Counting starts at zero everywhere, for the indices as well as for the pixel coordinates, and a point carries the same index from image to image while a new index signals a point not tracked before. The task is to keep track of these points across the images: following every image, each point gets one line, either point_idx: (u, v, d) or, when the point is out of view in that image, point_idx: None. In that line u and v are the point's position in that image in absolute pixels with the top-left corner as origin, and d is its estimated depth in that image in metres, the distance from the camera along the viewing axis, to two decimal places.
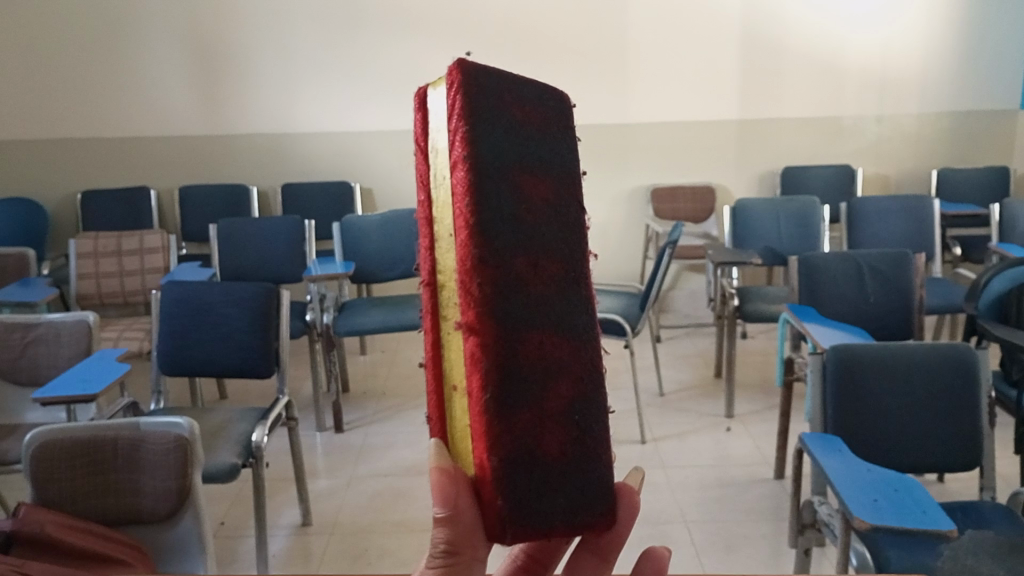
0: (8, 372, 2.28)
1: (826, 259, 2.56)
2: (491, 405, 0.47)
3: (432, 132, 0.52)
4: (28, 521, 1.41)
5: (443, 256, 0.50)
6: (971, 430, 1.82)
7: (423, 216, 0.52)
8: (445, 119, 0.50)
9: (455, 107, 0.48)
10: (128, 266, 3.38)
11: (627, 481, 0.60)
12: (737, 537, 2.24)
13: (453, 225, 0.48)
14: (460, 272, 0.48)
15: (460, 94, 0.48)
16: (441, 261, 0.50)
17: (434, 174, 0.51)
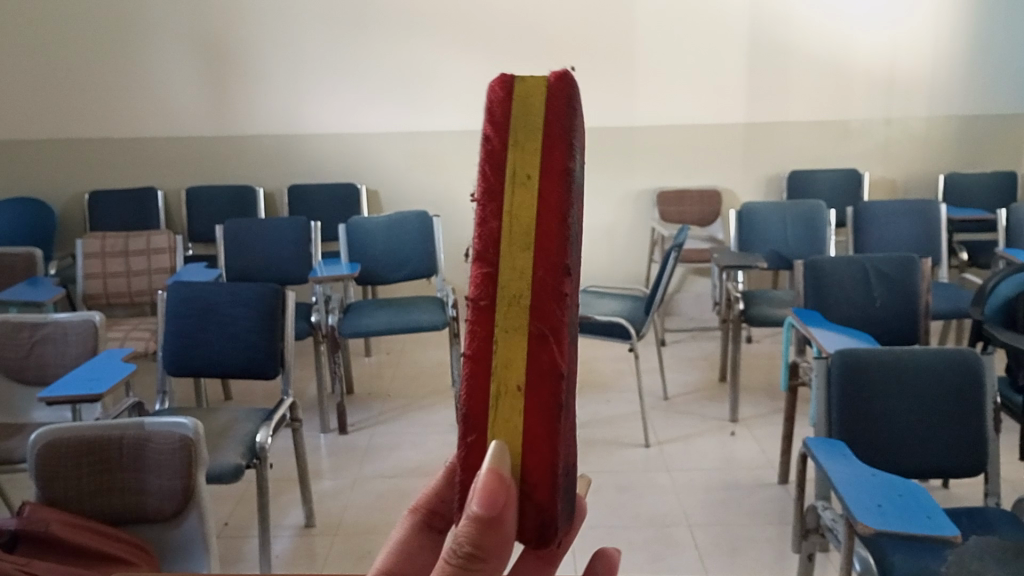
0: (15, 371, 2.29)
1: (832, 263, 2.56)
2: (559, 414, 0.46)
3: (515, 123, 0.48)
4: (32, 520, 1.42)
5: (520, 255, 0.46)
6: (977, 435, 1.82)
7: (491, 206, 0.47)
8: (541, 123, 0.48)
9: (559, 119, 0.48)
10: (134, 266, 3.39)
11: (579, 491, 0.61)
12: (741, 541, 2.24)
13: (543, 229, 0.46)
14: (546, 280, 0.46)
15: (561, 106, 0.48)
16: (517, 258, 0.46)
17: (514, 166, 0.47)
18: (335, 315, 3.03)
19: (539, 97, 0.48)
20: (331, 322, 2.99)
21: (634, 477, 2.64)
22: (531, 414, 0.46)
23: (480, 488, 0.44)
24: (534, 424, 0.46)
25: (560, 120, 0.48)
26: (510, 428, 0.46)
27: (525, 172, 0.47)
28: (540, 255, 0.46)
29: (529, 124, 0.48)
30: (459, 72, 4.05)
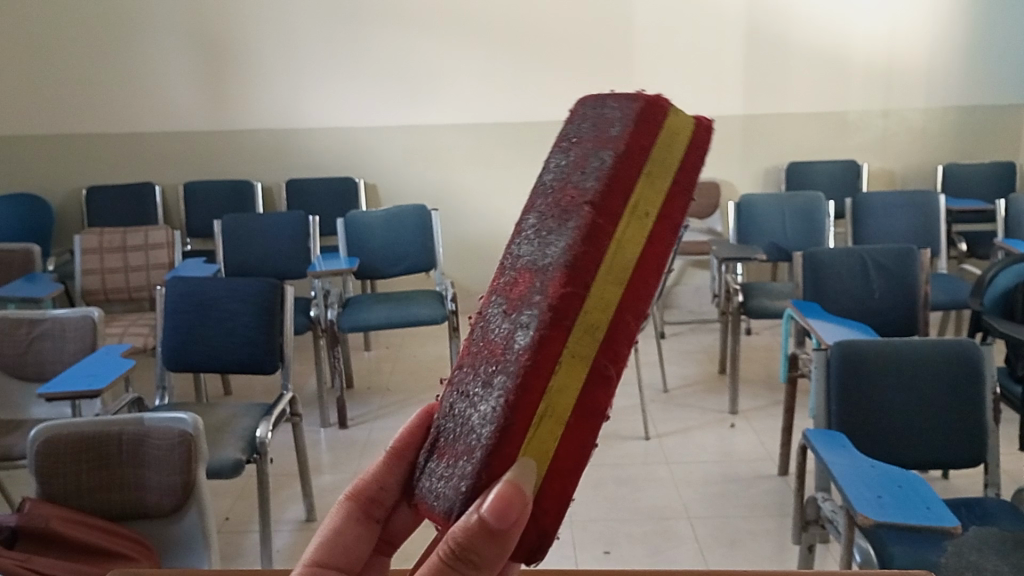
0: (14, 368, 2.29)
1: (830, 255, 2.55)
2: (588, 454, 0.50)
3: (651, 165, 0.52)
4: (32, 516, 1.42)
5: (608, 287, 0.49)
6: (976, 426, 1.82)
7: (602, 231, 0.49)
8: (673, 172, 0.52)
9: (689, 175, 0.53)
10: (132, 262, 3.38)
11: None
12: (741, 533, 2.24)
13: (639, 271, 0.50)
14: (625, 318, 0.49)
15: (697, 165, 0.53)
16: (606, 288, 0.49)
17: (632, 206, 0.51)
18: (334, 309, 3.04)
19: (676, 148, 0.53)
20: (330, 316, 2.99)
21: (634, 470, 2.64)
22: (565, 445, 0.49)
23: (494, 499, 0.47)
24: (564, 453, 0.49)
25: (690, 178, 0.52)
26: (542, 452, 0.48)
27: (645, 210, 0.51)
28: (629, 293, 0.50)
29: (664, 164, 0.52)
30: (457, 66, 4.05)
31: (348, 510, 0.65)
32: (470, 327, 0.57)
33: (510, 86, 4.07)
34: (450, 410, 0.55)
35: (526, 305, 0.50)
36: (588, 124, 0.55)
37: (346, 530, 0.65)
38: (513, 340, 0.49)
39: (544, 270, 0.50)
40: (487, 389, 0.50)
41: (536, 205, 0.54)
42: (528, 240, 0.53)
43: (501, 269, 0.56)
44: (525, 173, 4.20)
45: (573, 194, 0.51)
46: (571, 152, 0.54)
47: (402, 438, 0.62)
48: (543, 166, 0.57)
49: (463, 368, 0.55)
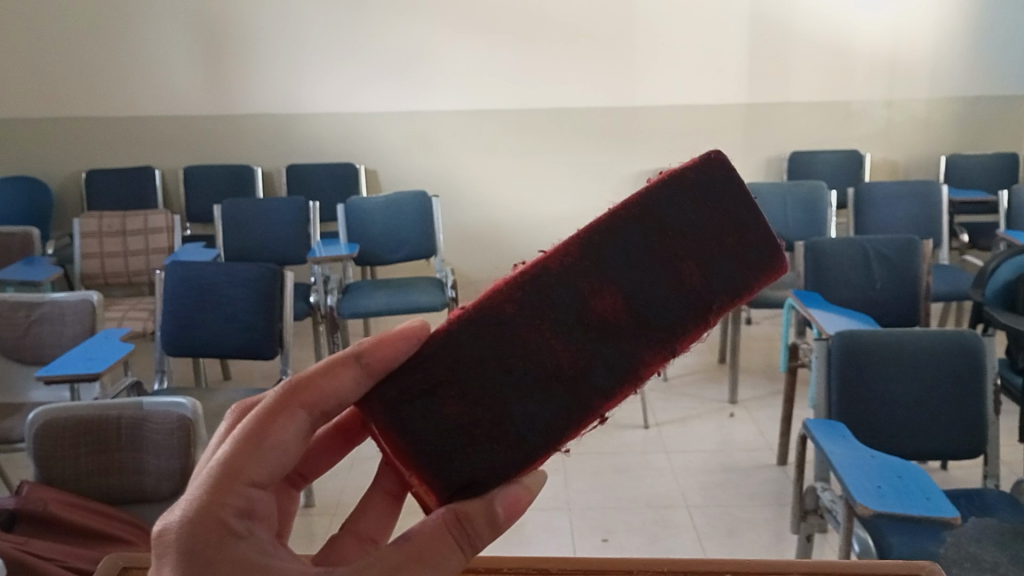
0: (12, 351, 2.28)
1: (832, 245, 2.55)
2: None
3: None
4: (30, 500, 1.43)
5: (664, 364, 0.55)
6: (977, 417, 1.82)
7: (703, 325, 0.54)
8: None
9: None
10: (132, 246, 3.37)
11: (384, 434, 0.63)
12: (740, 522, 2.25)
13: None
14: None
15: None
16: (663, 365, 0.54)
17: None
18: (334, 295, 3.04)
19: None
20: (329, 302, 2.99)
21: (633, 458, 2.64)
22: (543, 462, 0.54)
23: (509, 500, 0.52)
24: None
25: None
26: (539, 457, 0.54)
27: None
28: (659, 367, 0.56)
29: None
30: (458, 52, 4.02)
31: (293, 415, 0.49)
32: (525, 276, 0.51)
33: (510, 74, 4.05)
34: (469, 363, 0.51)
35: (617, 343, 0.52)
36: (734, 206, 0.55)
37: (288, 440, 0.49)
38: (592, 371, 0.52)
39: (651, 327, 0.52)
40: (546, 393, 0.51)
41: (654, 224, 0.53)
42: (640, 268, 0.52)
43: (587, 254, 0.52)
44: (526, 161, 4.19)
45: (699, 273, 0.53)
46: (709, 214, 0.54)
47: (388, 351, 0.50)
48: (672, 185, 0.55)
49: (504, 326, 0.51)
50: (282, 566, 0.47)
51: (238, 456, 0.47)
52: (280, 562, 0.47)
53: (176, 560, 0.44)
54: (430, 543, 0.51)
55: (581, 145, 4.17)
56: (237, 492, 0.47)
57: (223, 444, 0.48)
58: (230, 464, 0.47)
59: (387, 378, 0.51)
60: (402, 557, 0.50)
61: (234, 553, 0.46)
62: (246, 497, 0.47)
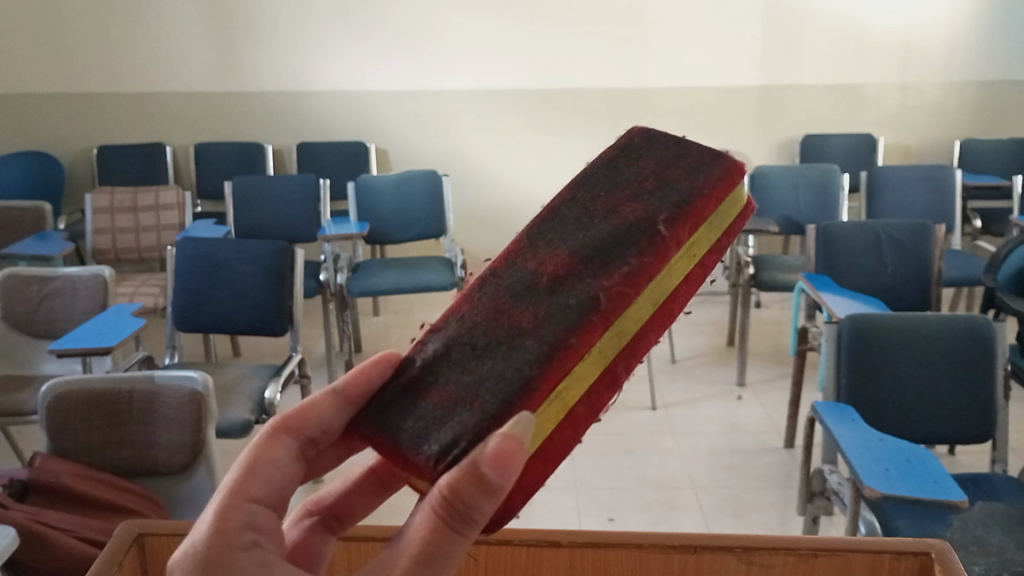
0: (25, 325, 2.30)
1: (844, 228, 2.53)
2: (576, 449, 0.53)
3: (712, 217, 0.61)
4: (43, 471, 1.44)
5: (644, 302, 0.55)
6: (986, 403, 1.81)
7: (666, 250, 0.56)
8: (719, 232, 0.62)
9: (726, 235, 0.62)
10: (143, 222, 3.39)
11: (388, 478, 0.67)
12: (747, 504, 2.26)
13: (670, 292, 0.57)
14: (644, 327, 0.56)
15: (735, 234, 0.63)
16: (642, 305, 0.55)
17: (694, 250, 0.59)
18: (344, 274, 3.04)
19: (729, 210, 0.62)
20: (340, 280, 3.00)
21: (640, 439, 2.65)
22: (560, 433, 0.52)
23: (491, 452, 0.46)
24: (560, 434, 0.52)
25: (732, 233, 0.63)
26: (549, 421, 0.52)
27: (695, 251, 0.59)
28: (651, 306, 0.56)
29: (722, 220, 0.62)
30: (469, 31, 4.00)
31: (278, 438, 0.56)
32: (473, 282, 0.59)
33: (520, 54, 4.03)
34: (438, 352, 0.56)
35: (574, 287, 0.55)
36: (659, 154, 0.63)
37: (280, 460, 0.56)
38: (554, 316, 0.54)
39: (601, 265, 0.56)
40: (512, 349, 0.53)
41: (585, 197, 0.61)
42: (580, 230, 0.59)
43: (528, 237, 0.60)
44: (536, 142, 4.18)
45: (636, 211, 0.58)
46: (631, 172, 0.62)
47: (361, 377, 0.57)
48: (597, 164, 0.64)
49: (463, 317, 0.57)
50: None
51: (236, 480, 0.53)
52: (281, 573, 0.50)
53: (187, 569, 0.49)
54: (428, 535, 0.49)
55: (591, 120, 4.15)
56: (237, 506, 0.52)
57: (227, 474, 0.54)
58: (231, 486, 0.53)
59: (369, 399, 0.57)
60: (401, 556, 0.50)
61: (236, 566, 0.49)
62: (244, 512, 0.52)
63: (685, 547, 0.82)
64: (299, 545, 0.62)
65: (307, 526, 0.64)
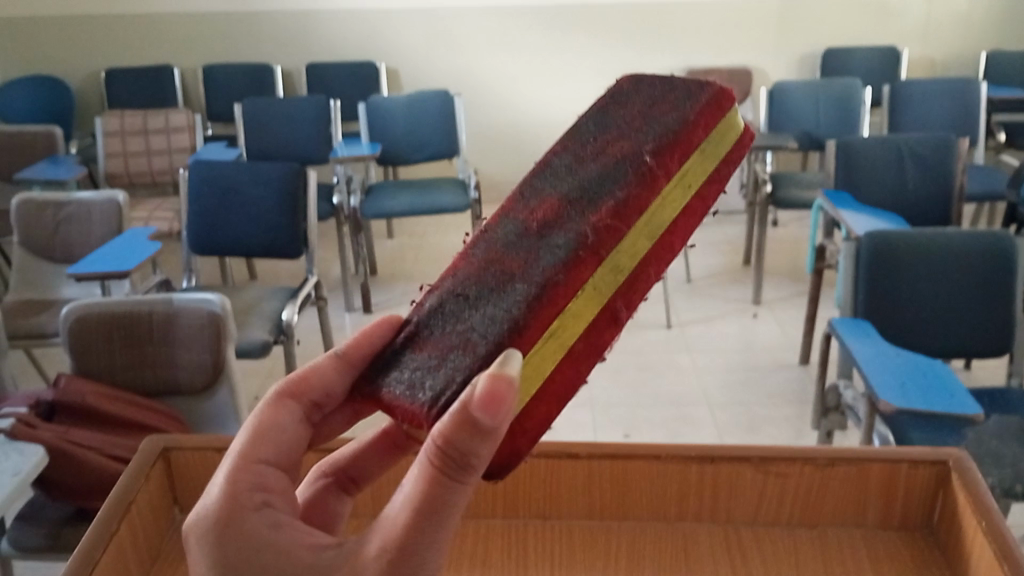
0: (42, 250, 2.31)
1: (865, 143, 2.49)
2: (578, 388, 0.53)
3: (711, 143, 0.59)
4: (68, 392, 1.46)
5: (638, 235, 0.55)
6: (1005, 318, 1.80)
7: (654, 183, 0.56)
8: (724, 153, 0.60)
9: (733, 154, 0.60)
10: (154, 146, 3.37)
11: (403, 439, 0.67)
12: (761, 420, 2.28)
13: (670, 223, 0.56)
14: (643, 261, 0.55)
15: (737, 160, 0.60)
16: (638, 237, 0.55)
17: (692, 176, 0.58)
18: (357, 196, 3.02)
19: (731, 130, 0.60)
20: (353, 203, 2.98)
21: (656, 358, 2.66)
22: (561, 373, 0.52)
23: (480, 394, 0.46)
24: (560, 373, 0.52)
25: (739, 156, 0.60)
26: (547, 362, 0.52)
27: (691, 182, 0.58)
28: (650, 240, 0.55)
29: (724, 142, 0.60)
30: None
31: (284, 404, 0.60)
32: (471, 240, 0.62)
33: None
34: (434, 308, 0.59)
35: (562, 228, 0.56)
36: (649, 94, 0.63)
37: (286, 422, 0.59)
38: (541, 259, 0.55)
39: (588, 205, 0.57)
40: (503, 294, 0.55)
41: (575, 147, 0.63)
42: (570, 176, 0.60)
43: (520, 191, 0.62)
44: (550, 60, 4.09)
45: (624, 147, 0.59)
46: (620, 115, 0.63)
47: (362, 340, 0.60)
48: (587, 116, 0.65)
49: (458, 273, 0.60)
50: (289, 542, 0.52)
51: (246, 444, 0.56)
52: (289, 533, 0.52)
53: (202, 532, 0.52)
54: (425, 486, 0.48)
55: (606, 36, 4.05)
56: (248, 470, 0.54)
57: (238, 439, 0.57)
58: (240, 450, 0.56)
59: (372, 360, 0.60)
60: (405, 515, 0.49)
61: (248, 529, 0.52)
62: (255, 475, 0.54)
63: (704, 458, 0.83)
64: (312, 504, 0.63)
65: (321, 487, 0.65)
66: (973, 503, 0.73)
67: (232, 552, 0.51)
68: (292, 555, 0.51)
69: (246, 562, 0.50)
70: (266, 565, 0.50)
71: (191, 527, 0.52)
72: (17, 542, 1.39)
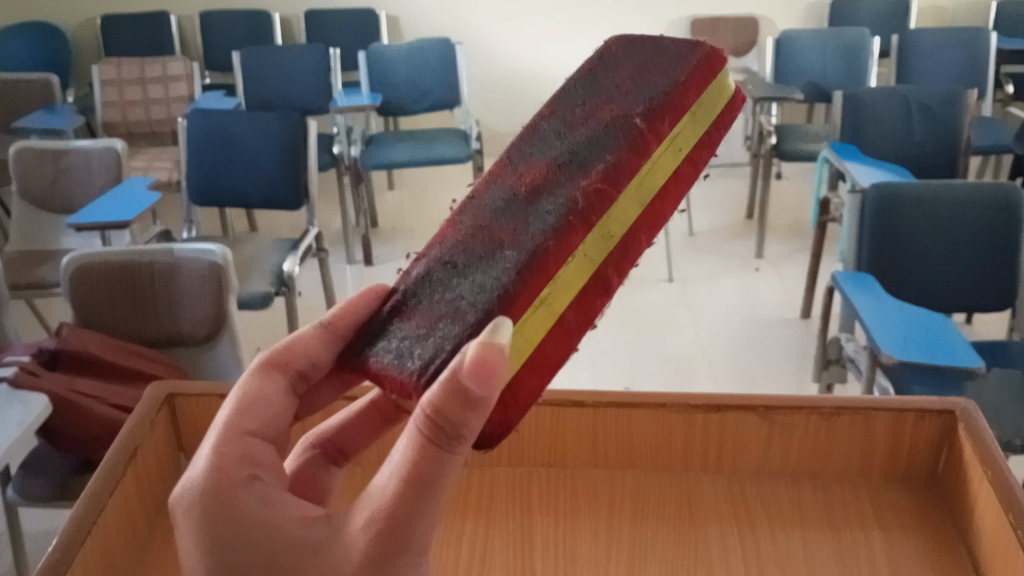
0: (42, 200, 2.30)
1: (873, 94, 2.45)
2: (568, 357, 0.54)
3: (697, 112, 0.61)
4: (71, 341, 1.47)
5: (626, 203, 0.57)
6: (1009, 272, 1.80)
7: (643, 150, 0.58)
8: (708, 124, 0.62)
9: (717, 125, 0.62)
10: (152, 95, 3.34)
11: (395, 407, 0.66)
12: (761, 374, 2.29)
13: (658, 192, 0.58)
14: (631, 231, 0.57)
15: (726, 126, 0.63)
16: (625, 205, 0.57)
17: (679, 146, 0.60)
18: (357, 147, 2.99)
19: (716, 98, 0.62)
20: (354, 154, 2.95)
21: (658, 311, 2.66)
22: (551, 341, 0.54)
23: (470, 362, 0.46)
24: (550, 341, 0.54)
25: (723, 126, 0.63)
26: (538, 330, 0.53)
27: (680, 146, 0.60)
28: (637, 211, 0.57)
29: (709, 111, 0.62)
30: None
31: (271, 374, 0.58)
32: (456, 206, 0.62)
33: None
34: (421, 276, 0.59)
35: (552, 195, 0.57)
36: (637, 56, 0.64)
37: (273, 393, 0.57)
38: (530, 226, 0.56)
39: (578, 172, 0.58)
40: (493, 261, 0.56)
41: (564, 110, 0.63)
42: (558, 141, 0.61)
43: (508, 157, 0.62)
44: (554, 8, 4.02)
45: (613, 112, 0.60)
46: (606, 79, 0.64)
47: (348, 310, 0.60)
48: (575, 77, 0.65)
49: (444, 240, 0.60)
50: (280, 517, 0.49)
51: (233, 416, 0.53)
52: (281, 511, 0.50)
53: (191, 512, 0.49)
54: (415, 456, 0.48)
55: None
56: (238, 442, 0.52)
57: (224, 410, 0.54)
58: (228, 424, 0.53)
59: (358, 330, 0.60)
60: (395, 483, 0.48)
61: (238, 504, 0.49)
62: (245, 447, 0.52)
63: (710, 407, 0.83)
64: (299, 477, 0.62)
65: (311, 458, 0.63)
66: (980, 455, 0.73)
67: (223, 528, 0.48)
68: (287, 534, 0.49)
69: (237, 538, 0.48)
70: (258, 543, 0.48)
71: (177, 502, 0.49)
72: (23, 491, 1.40)
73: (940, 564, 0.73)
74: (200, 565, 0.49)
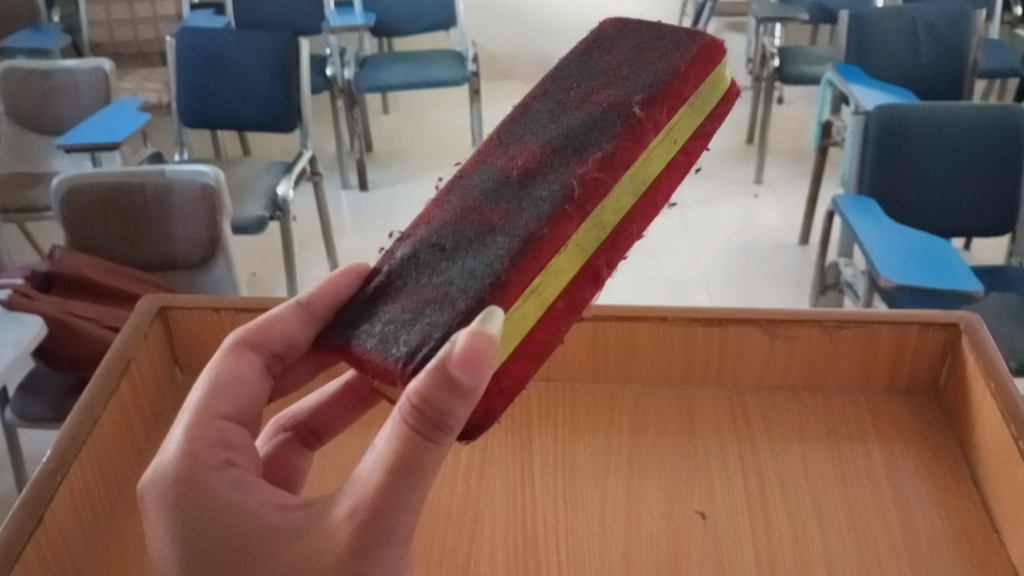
0: (31, 122, 2.25)
1: (880, 13, 2.39)
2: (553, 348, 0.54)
3: (695, 101, 0.60)
4: (64, 264, 1.45)
5: (621, 194, 0.56)
6: (1012, 194, 1.78)
7: (642, 137, 0.56)
8: (705, 114, 0.61)
9: (713, 116, 0.61)
10: (139, 13, 3.24)
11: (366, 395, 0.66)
12: (758, 301, 2.29)
13: (652, 181, 0.57)
14: (623, 221, 0.56)
15: (720, 118, 0.61)
16: (619, 195, 0.56)
17: (676, 136, 0.59)
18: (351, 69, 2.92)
19: (714, 88, 0.61)
20: (347, 76, 2.89)
21: (655, 237, 2.65)
22: (540, 330, 0.53)
23: (462, 351, 0.44)
24: (538, 332, 0.53)
25: (719, 118, 0.61)
26: (527, 322, 0.52)
27: (677, 137, 0.59)
28: (631, 200, 0.56)
29: (707, 100, 0.61)
30: None
31: (244, 355, 0.59)
32: (444, 186, 0.60)
33: None
34: (407, 257, 0.57)
35: (547, 180, 0.56)
36: (633, 42, 0.63)
37: (247, 374, 0.58)
38: (524, 211, 0.54)
39: (575, 155, 0.56)
40: (483, 245, 0.54)
41: (557, 91, 0.62)
42: (552, 123, 0.59)
43: (498, 137, 0.61)
44: None
45: (612, 96, 0.59)
46: (603, 63, 0.62)
47: (328, 290, 0.57)
48: (569, 57, 0.64)
49: (431, 221, 0.58)
50: (252, 501, 0.51)
51: (205, 399, 0.54)
52: (256, 495, 0.51)
53: (164, 496, 0.50)
54: (400, 444, 0.46)
55: None
56: (211, 424, 0.53)
57: (196, 392, 0.55)
58: (202, 407, 0.54)
59: (338, 311, 0.57)
60: (379, 472, 0.47)
61: (209, 486, 0.50)
62: (217, 431, 0.53)
63: (712, 321, 0.81)
64: (273, 460, 0.63)
65: (283, 441, 0.64)
66: (982, 367, 0.73)
67: (193, 512, 0.50)
68: (258, 518, 0.50)
69: (208, 520, 0.50)
70: (229, 528, 0.49)
71: (147, 487, 0.51)
72: (23, 412, 1.40)
73: (938, 476, 0.73)
74: (170, 551, 0.50)
